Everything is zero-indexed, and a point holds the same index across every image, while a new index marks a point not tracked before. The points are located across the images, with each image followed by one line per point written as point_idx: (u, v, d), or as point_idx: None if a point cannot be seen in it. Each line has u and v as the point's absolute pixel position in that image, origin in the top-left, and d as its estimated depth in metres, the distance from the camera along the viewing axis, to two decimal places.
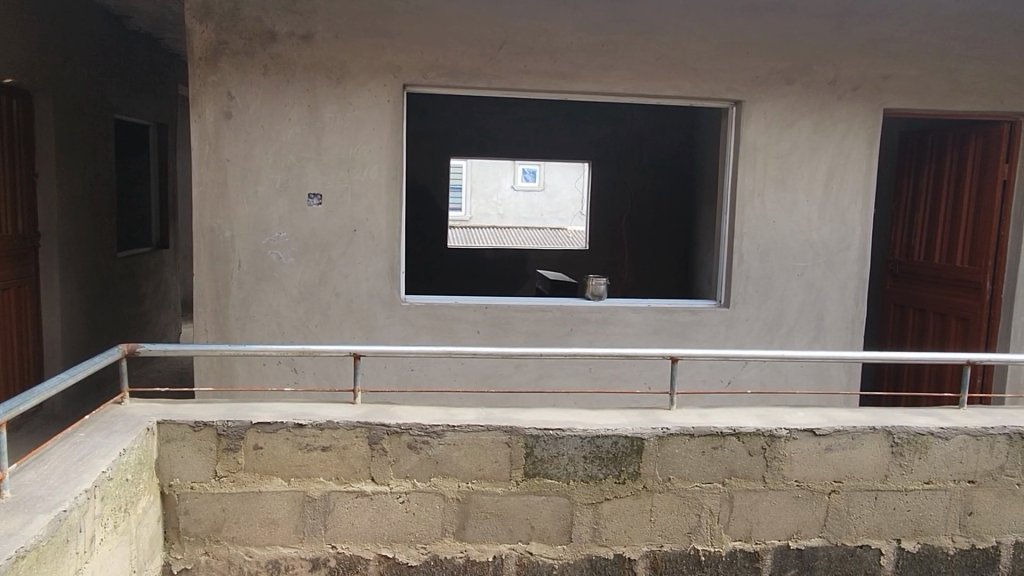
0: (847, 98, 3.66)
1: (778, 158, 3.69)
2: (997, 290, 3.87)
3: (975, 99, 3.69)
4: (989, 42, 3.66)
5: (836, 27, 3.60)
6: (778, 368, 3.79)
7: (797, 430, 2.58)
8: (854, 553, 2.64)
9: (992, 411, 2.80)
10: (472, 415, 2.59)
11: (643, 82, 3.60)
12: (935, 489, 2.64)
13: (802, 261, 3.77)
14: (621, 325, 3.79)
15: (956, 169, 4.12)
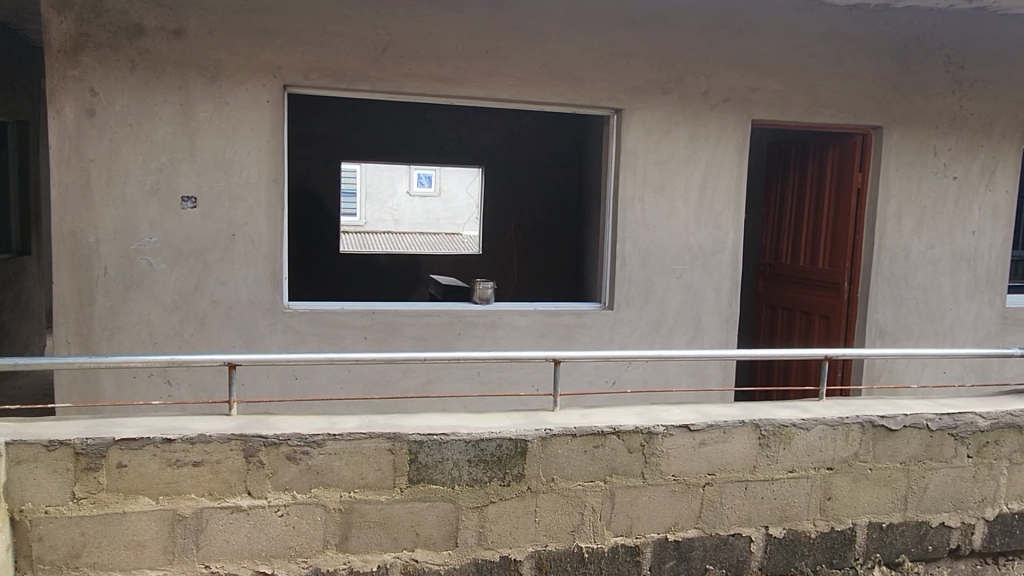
0: (718, 109, 3.86)
1: (657, 165, 3.83)
2: (854, 289, 4.16)
3: (833, 112, 3.96)
4: (846, 60, 3.94)
5: (708, 42, 3.79)
6: (659, 368, 3.94)
7: (673, 426, 2.68)
8: (727, 542, 2.77)
9: (849, 401, 3.00)
10: (355, 423, 2.53)
11: (527, 89, 3.65)
12: (798, 477, 2.81)
13: (681, 264, 3.93)
14: (509, 329, 3.82)
15: (819, 177, 4.43)
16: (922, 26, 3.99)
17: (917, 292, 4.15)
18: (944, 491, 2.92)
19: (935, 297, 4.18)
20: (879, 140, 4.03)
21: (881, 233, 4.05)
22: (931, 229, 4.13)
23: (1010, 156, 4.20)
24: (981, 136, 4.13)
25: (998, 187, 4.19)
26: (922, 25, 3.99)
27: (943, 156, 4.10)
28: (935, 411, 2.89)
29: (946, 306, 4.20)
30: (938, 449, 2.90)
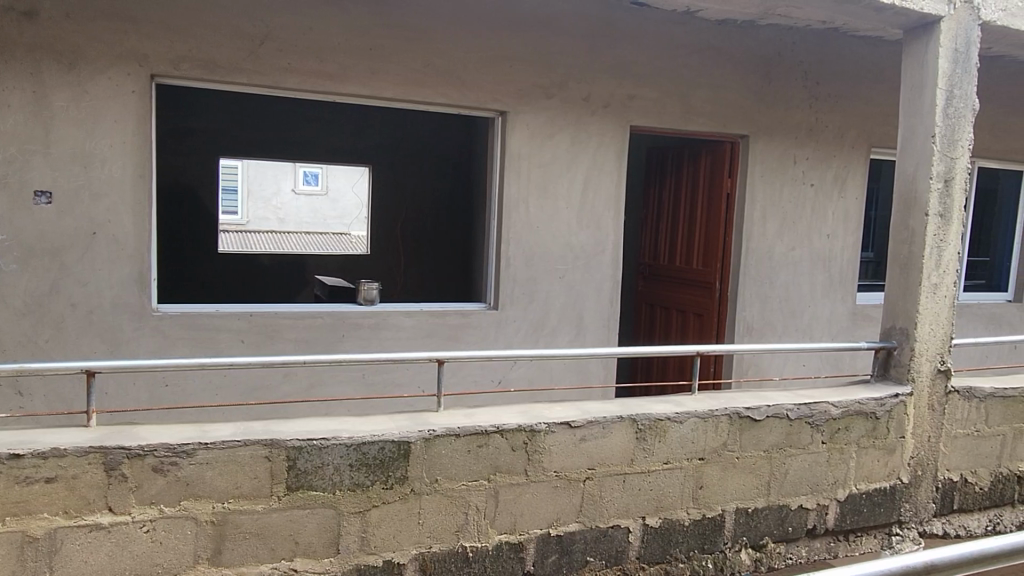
0: (599, 114, 3.98)
1: (541, 167, 3.91)
2: (724, 288, 4.40)
3: (705, 120, 4.17)
4: (716, 72, 4.17)
5: (589, 48, 3.90)
6: (543, 366, 4.01)
7: (555, 423, 2.74)
8: (606, 534, 2.86)
9: (718, 395, 3.17)
10: (228, 430, 2.42)
11: (412, 88, 3.62)
12: (672, 468, 2.94)
13: (563, 264, 4.03)
14: (393, 330, 3.78)
15: (692, 182, 4.66)
16: (783, 43, 4.28)
17: (780, 291, 4.44)
18: (802, 476, 3.15)
19: (796, 295, 4.49)
20: (746, 148, 4.29)
21: (748, 236, 4.31)
22: (792, 232, 4.43)
23: (859, 166, 4.58)
24: (834, 147, 4.48)
25: (849, 194, 4.56)
26: (783, 42, 4.28)
27: (802, 165, 4.41)
28: (794, 402, 3.10)
29: (805, 304, 4.53)
30: (796, 437, 3.11)
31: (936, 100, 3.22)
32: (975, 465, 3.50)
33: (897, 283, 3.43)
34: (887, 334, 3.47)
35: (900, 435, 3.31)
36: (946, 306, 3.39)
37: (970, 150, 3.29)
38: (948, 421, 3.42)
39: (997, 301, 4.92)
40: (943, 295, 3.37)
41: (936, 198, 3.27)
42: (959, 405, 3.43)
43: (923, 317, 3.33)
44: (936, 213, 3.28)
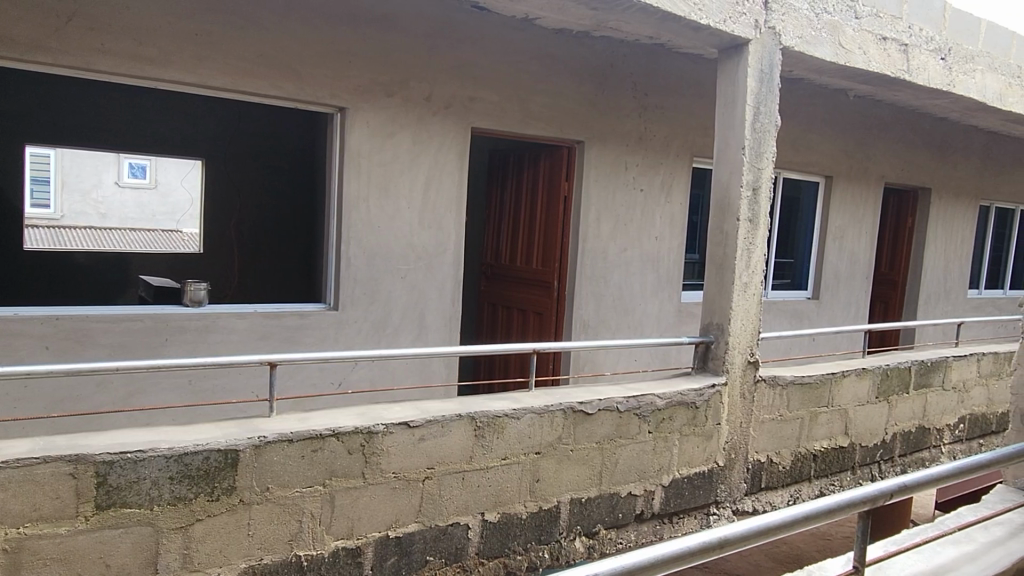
0: (440, 115, 4.00)
1: (381, 165, 3.85)
2: (562, 288, 4.57)
3: (543, 125, 4.31)
4: (553, 79, 4.32)
5: (430, 48, 3.90)
6: (385, 367, 3.96)
7: (393, 424, 2.71)
8: (446, 532, 2.88)
9: (553, 390, 3.29)
10: (25, 447, 2.18)
11: (243, 79, 3.44)
12: (510, 463, 3.01)
13: (405, 263, 4.00)
14: (224, 333, 3.58)
15: (532, 184, 4.79)
16: (615, 56, 4.52)
17: (613, 290, 4.68)
18: (631, 465, 3.33)
19: (627, 294, 4.75)
20: (582, 154, 4.48)
21: (584, 238, 4.50)
22: (624, 234, 4.68)
23: (683, 174, 4.92)
24: (661, 155, 4.79)
25: (674, 199, 4.90)
26: (615, 54, 4.52)
27: (632, 171, 4.67)
28: (624, 395, 3.28)
29: (636, 302, 4.80)
30: (626, 427, 3.29)
31: (745, 116, 3.53)
32: (779, 446, 3.87)
33: (714, 282, 3.72)
34: (705, 329, 3.75)
35: (716, 422, 3.60)
36: (754, 303, 3.73)
37: (773, 162, 3.64)
38: (756, 408, 3.76)
39: (799, 299, 5.48)
40: (752, 293, 3.70)
41: (745, 205, 3.59)
42: (766, 393, 3.77)
43: (736, 313, 3.63)
44: (745, 219, 3.60)
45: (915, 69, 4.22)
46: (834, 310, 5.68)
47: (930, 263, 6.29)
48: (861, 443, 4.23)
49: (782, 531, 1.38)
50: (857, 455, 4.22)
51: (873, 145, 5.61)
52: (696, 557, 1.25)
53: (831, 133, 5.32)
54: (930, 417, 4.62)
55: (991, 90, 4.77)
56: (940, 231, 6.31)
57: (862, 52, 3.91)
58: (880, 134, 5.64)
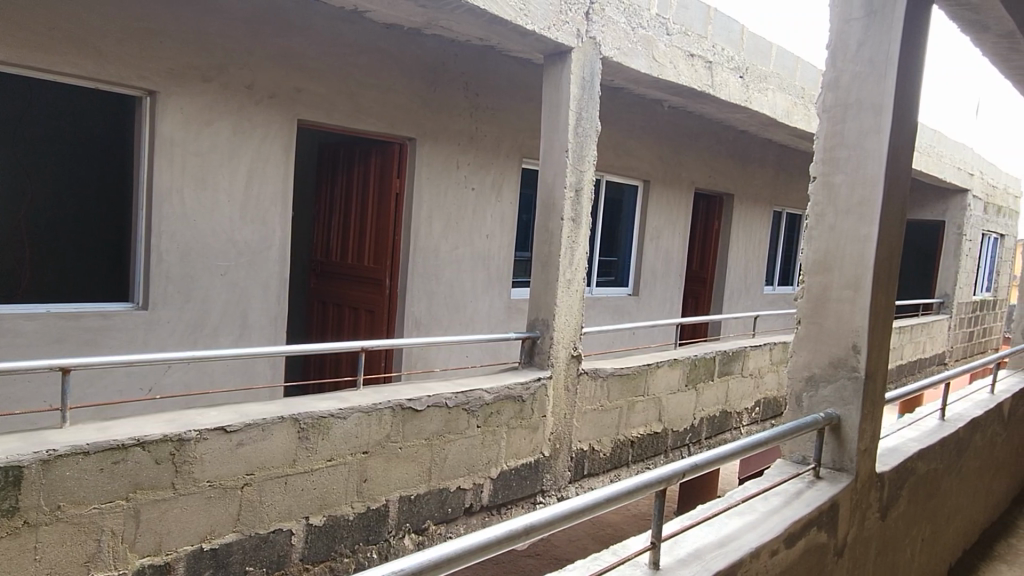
0: (263, 104, 3.82)
1: (197, 155, 3.61)
2: (394, 285, 4.54)
3: (373, 120, 4.25)
4: (383, 74, 4.26)
5: (252, 34, 3.71)
6: (203, 369, 3.72)
7: (207, 430, 2.56)
8: (267, 539, 2.76)
9: (382, 388, 3.25)
10: None
11: (33, 52, 3.07)
12: (336, 465, 2.94)
13: (224, 260, 3.79)
14: (9, 337, 3.18)
15: (363, 180, 4.71)
16: (446, 55, 4.55)
17: (445, 287, 4.71)
18: (460, 459, 3.38)
19: (459, 291, 4.80)
20: (413, 151, 4.47)
21: (416, 235, 4.50)
22: (455, 232, 4.73)
23: (513, 174, 5.06)
24: (492, 155, 4.89)
25: (504, 199, 5.02)
26: (446, 53, 4.54)
27: (464, 170, 4.73)
28: (452, 390, 3.31)
29: (467, 299, 4.86)
30: (454, 423, 3.33)
31: (569, 120, 3.68)
32: (600, 434, 4.09)
33: (540, 279, 3.86)
34: (532, 324, 3.88)
35: (542, 414, 3.73)
36: (577, 299, 3.91)
37: (594, 165, 3.84)
38: (579, 399, 3.94)
39: (620, 295, 5.82)
40: (575, 290, 3.88)
41: (568, 205, 3.76)
42: (588, 384, 3.97)
43: (560, 309, 3.79)
44: (569, 219, 3.77)
45: (718, 85, 4.67)
46: (651, 305, 6.09)
47: (733, 262, 6.92)
48: (672, 428, 4.57)
49: (591, 511, 1.36)
50: (670, 439, 4.56)
51: (684, 153, 6.07)
52: (502, 546, 1.18)
53: (648, 140, 5.69)
54: (731, 402, 5.09)
55: (780, 108, 5.35)
56: (741, 232, 6.96)
57: (672, 66, 4.26)
58: (691, 144, 6.12)
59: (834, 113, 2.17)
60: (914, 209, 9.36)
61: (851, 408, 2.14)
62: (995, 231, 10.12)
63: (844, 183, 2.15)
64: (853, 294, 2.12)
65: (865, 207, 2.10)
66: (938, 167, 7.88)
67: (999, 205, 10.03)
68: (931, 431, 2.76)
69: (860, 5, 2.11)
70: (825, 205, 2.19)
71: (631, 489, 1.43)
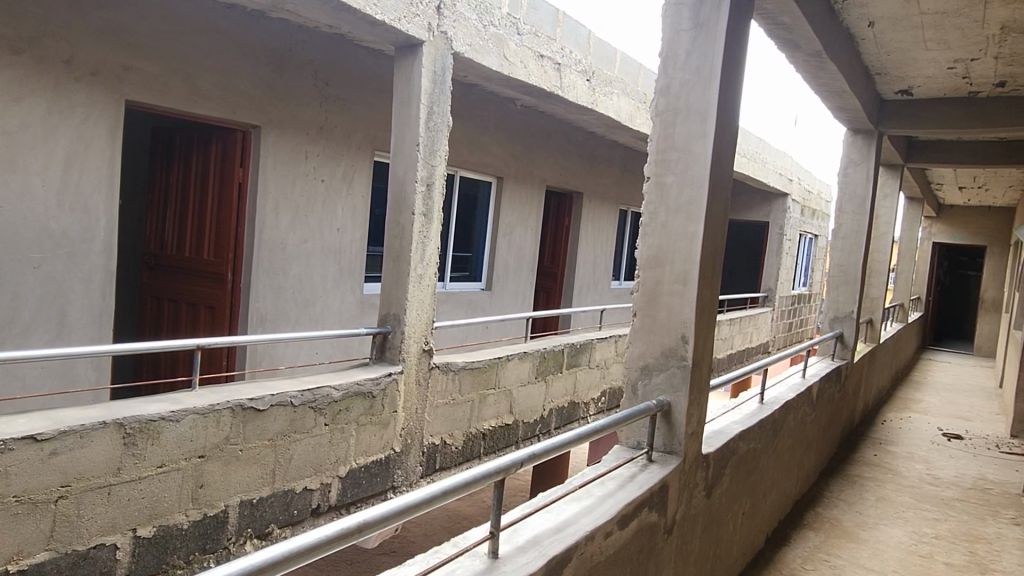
0: (85, 81, 3.48)
1: (4, 134, 3.23)
2: (237, 279, 4.31)
3: (213, 104, 4.01)
4: (223, 57, 4.03)
5: (70, 3, 3.37)
6: (13, 373, 3.34)
7: (13, 439, 2.30)
8: (87, 556, 2.53)
9: (220, 388, 3.08)
10: None
11: None
12: (168, 471, 2.75)
13: (38, 252, 3.42)
14: None
15: (202, 168, 4.44)
16: (293, 40, 4.37)
17: (293, 282, 4.54)
18: (306, 459, 3.27)
19: (307, 286, 4.64)
20: (257, 140, 4.26)
21: (260, 227, 4.29)
22: (303, 225, 4.56)
23: (364, 167, 4.96)
24: (342, 147, 4.76)
25: (355, 191, 4.91)
26: (293, 39, 4.37)
27: (313, 160, 4.57)
28: (297, 388, 3.20)
29: (317, 295, 4.72)
30: (299, 422, 3.22)
31: (420, 114, 3.66)
32: (451, 428, 4.11)
33: (391, 274, 3.82)
34: (383, 319, 3.83)
35: (392, 410, 3.70)
36: (427, 293, 3.91)
37: (445, 159, 3.84)
38: (430, 394, 3.94)
39: (473, 290, 5.88)
40: (426, 284, 3.88)
41: (419, 200, 3.75)
42: (440, 378, 3.99)
43: (411, 304, 3.77)
44: (420, 213, 3.76)
45: (566, 86, 4.84)
46: (504, 300, 6.20)
47: (582, 257, 7.19)
48: (522, 420, 4.68)
49: (432, 503, 1.37)
50: (520, 431, 4.67)
51: (536, 152, 6.22)
52: (335, 545, 1.15)
53: (501, 137, 5.78)
54: (579, 392, 5.29)
55: (625, 111, 5.62)
56: (589, 229, 7.24)
57: (523, 66, 4.37)
58: (543, 142, 6.28)
59: (666, 117, 2.31)
60: (742, 210, 10.15)
61: (680, 394, 2.28)
62: (811, 231, 11.23)
63: (674, 183, 2.29)
64: (682, 288, 2.27)
65: (692, 206, 2.25)
66: (762, 173, 8.62)
67: (813, 208, 11.14)
68: (751, 414, 3.01)
69: (689, 18, 2.26)
70: (657, 204, 2.33)
71: (474, 478, 1.46)
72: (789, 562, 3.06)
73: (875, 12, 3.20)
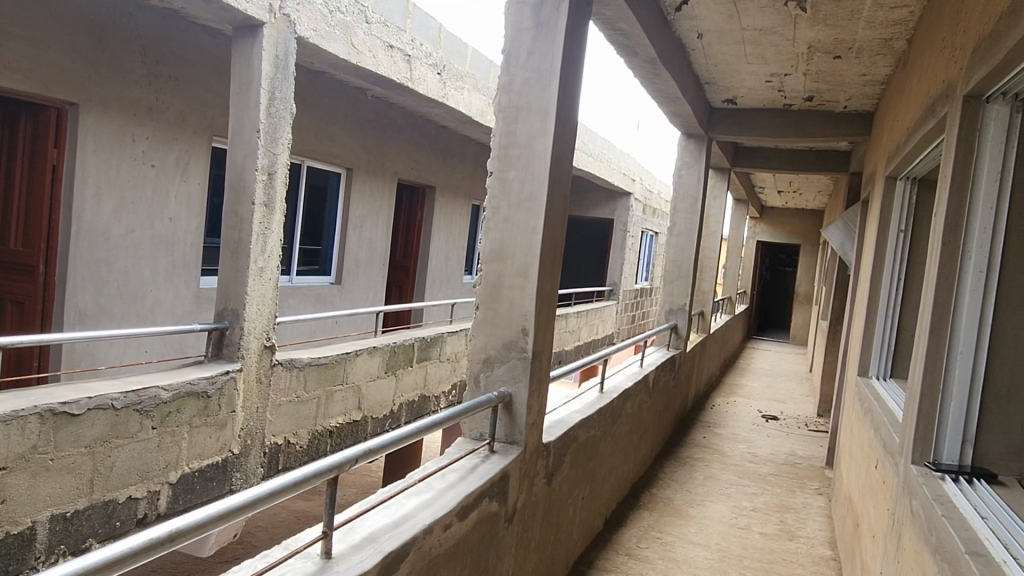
0: None
1: None
2: (50, 271, 3.90)
3: (23, 78, 3.58)
4: (35, 25, 3.62)
5: None
6: None
7: None
8: None
9: (29, 392, 2.77)
10: None
11: None
12: None
13: None
14: None
15: (9, 148, 3.98)
16: (118, 12, 4.01)
17: (118, 275, 4.18)
18: (130, 466, 3.03)
19: (135, 279, 4.29)
20: (75, 118, 3.88)
21: (78, 215, 3.91)
22: (130, 213, 4.21)
23: (201, 153, 4.66)
24: (175, 130, 4.45)
25: (191, 178, 4.60)
26: (118, 11, 4.01)
27: (140, 144, 4.23)
28: (120, 390, 2.95)
29: (146, 289, 4.38)
30: (123, 426, 2.97)
31: (260, 99, 3.48)
32: (295, 427, 3.97)
33: (229, 266, 3.62)
34: (220, 315, 3.63)
35: (230, 409, 3.51)
36: (269, 287, 3.75)
37: (288, 148, 3.69)
38: (273, 392, 3.78)
39: (321, 284, 5.70)
40: (268, 277, 3.72)
41: (260, 189, 3.58)
42: (282, 375, 3.84)
43: (250, 298, 3.60)
44: (260, 203, 3.59)
45: (416, 79, 4.80)
46: (353, 294, 6.06)
47: (434, 251, 7.18)
48: (371, 415, 4.61)
49: (263, 503, 1.31)
50: (369, 426, 4.59)
51: (387, 144, 6.13)
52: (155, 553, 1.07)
53: (351, 128, 5.63)
54: (429, 386, 5.29)
55: (476, 107, 5.67)
56: (441, 223, 7.24)
57: (371, 56, 4.29)
58: (395, 134, 6.20)
59: (508, 113, 2.35)
60: (590, 208, 10.55)
61: (520, 385, 2.34)
62: (652, 229, 11.90)
63: (515, 178, 2.34)
64: (522, 281, 2.33)
65: (533, 201, 2.30)
66: (607, 172, 9.00)
67: (654, 207, 11.81)
68: (590, 403, 3.14)
69: (530, 17, 2.31)
70: (500, 198, 2.36)
71: (304, 478, 1.41)
72: (625, 541, 3.23)
73: (702, 25, 3.44)
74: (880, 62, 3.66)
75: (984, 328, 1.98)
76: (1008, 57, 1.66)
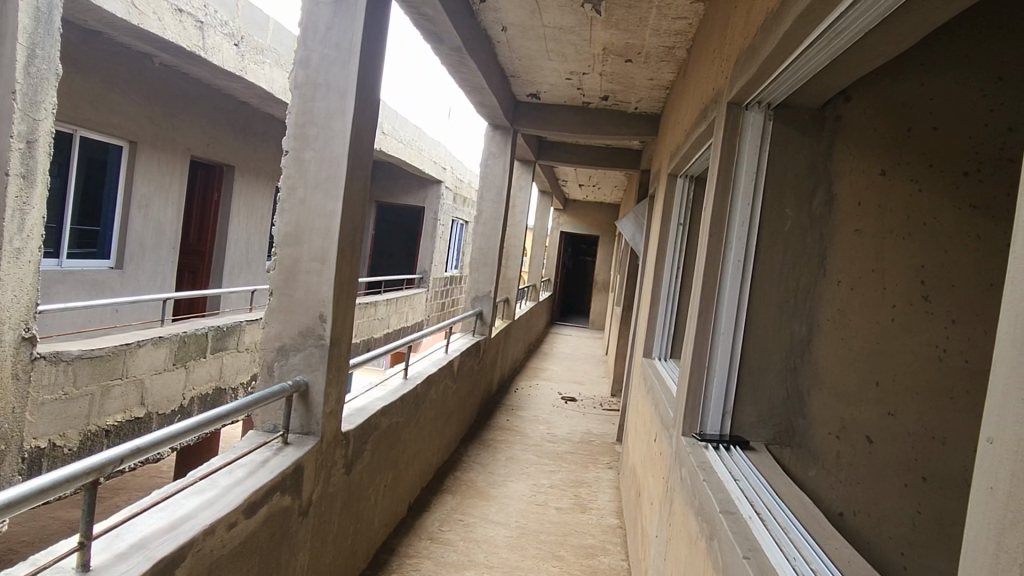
0: None
1: None
2: None
3: None
4: None
5: None
6: None
7: None
8: None
9: None
10: None
11: None
12: None
13: None
14: None
15: None
16: None
17: None
18: None
19: None
20: None
21: None
22: None
23: None
24: None
25: None
26: None
27: None
28: None
29: None
30: None
31: (17, 53, 3.01)
32: (62, 428, 3.55)
33: None
34: None
35: None
36: (30, 272, 3.28)
37: (52, 114, 3.26)
38: (32, 390, 3.33)
39: (99, 269, 5.13)
40: (26, 261, 3.24)
41: (15, 158, 3.08)
42: (46, 370, 3.41)
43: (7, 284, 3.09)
44: (17, 173, 3.10)
45: (209, 48, 4.46)
46: (137, 279, 5.54)
47: (233, 235, 6.75)
48: (156, 411, 4.25)
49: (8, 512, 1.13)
50: (154, 424, 4.23)
51: (178, 117, 5.64)
52: None
53: (134, 96, 5.11)
54: (224, 377, 4.97)
55: (278, 84, 5.40)
56: (241, 205, 6.82)
57: (156, 18, 3.91)
58: (187, 107, 5.72)
59: (305, 90, 2.25)
60: (400, 195, 10.47)
61: (317, 373, 2.26)
62: (461, 217, 12.07)
63: (312, 159, 2.25)
64: (319, 266, 2.25)
65: (331, 183, 2.23)
66: (418, 159, 8.97)
67: (463, 197, 11.99)
68: (393, 390, 3.11)
69: None
70: (295, 179, 2.26)
71: (59, 481, 1.23)
72: (427, 526, 3.26)
73: (506, 18, 3.51)
74: (665, 68, 3.98)
75: (742, 312, 2.22)
76: (760, 71, 1.88)
